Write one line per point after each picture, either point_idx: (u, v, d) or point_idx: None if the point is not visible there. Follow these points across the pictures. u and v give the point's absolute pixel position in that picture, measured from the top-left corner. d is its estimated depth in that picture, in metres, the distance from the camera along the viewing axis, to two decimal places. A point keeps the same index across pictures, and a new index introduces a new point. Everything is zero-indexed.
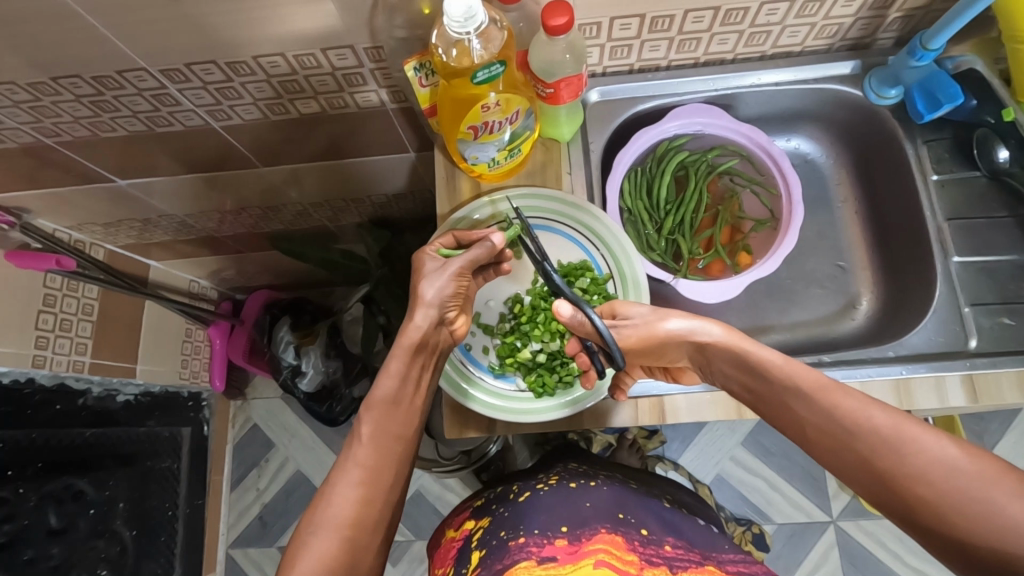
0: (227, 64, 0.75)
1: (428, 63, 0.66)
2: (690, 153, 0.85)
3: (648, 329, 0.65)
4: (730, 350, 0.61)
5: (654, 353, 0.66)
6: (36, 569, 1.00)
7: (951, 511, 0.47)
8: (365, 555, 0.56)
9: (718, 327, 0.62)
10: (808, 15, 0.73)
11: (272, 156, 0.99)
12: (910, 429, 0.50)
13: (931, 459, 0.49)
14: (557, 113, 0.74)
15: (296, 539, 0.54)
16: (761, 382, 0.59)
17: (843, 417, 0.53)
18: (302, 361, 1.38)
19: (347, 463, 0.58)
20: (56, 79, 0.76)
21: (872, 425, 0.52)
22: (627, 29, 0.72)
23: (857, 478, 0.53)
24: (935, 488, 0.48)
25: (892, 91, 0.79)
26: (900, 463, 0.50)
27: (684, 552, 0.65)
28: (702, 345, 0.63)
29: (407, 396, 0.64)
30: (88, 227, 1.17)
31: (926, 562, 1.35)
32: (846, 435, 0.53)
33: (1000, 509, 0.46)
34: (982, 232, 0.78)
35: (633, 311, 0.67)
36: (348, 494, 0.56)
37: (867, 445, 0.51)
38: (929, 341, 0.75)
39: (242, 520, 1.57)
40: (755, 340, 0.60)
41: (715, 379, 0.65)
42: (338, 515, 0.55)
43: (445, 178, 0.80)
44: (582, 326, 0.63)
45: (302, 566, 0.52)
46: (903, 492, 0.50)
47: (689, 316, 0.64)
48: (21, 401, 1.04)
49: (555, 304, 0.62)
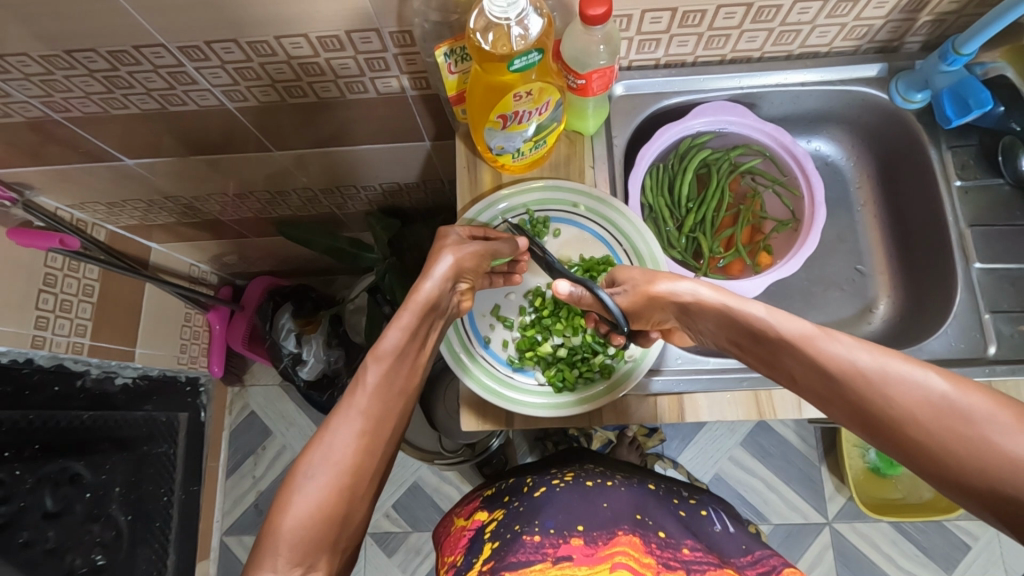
0: (248, 43, 0.73)
1: (460, 49, 0.65)
2: (713, 151, 0.84)
3: (637, 292, 0.65)
4: (714, 309, 0.59)
5: (642, 316, 0.66)
6: (31, 552, 0.98)
7: (942, 451, 0.45)
8: (358, 504, 0.55)
9: (703, 286, 0.60)
10: (839, 15, 0.72)
11: (285, 140, 0.97)
12: (895, 367, 0.48)
13: (917, 398, 0.46)
14: (584, 106, 0.73)
15: (291, 480, 0.52)
16: (747, 335, 0.57)
17: (827, 363, 0.51)
18: (303, 350, 1.36)
19: (350, 412, 0.55)
20: (70, 52, 0.74)
21: (856, 367, 0.49)
22: (658, 22, 0.71)
23: (851, 423, 0.51)
24: (923, 428, 0.45)
25: (920, 95, 0.78)
26: (886, 405, 0.47)
27: (701, 555, 0.65)
28: (687, 305, 0.61)
29: (411, 351, 0.62)
30: (91, 206, 1.15)
31: (920, 566, 1.36)
32: (831, 381, 0.51)
33: (991, 443, 0.43)
34: (1005, 239, 0.78)
35: (626, 276, 0.67)
36: (349, 442, 0.54)
37: (854, 389, 0.49)
38: (949, 346, 0.75)
39: (237, 508, 1.55)
40: (740, 296, 0.58)
41: (703, 336, 0.64)
42: (337, 460, 0.53)
43: (466, 168, 0.79)
44: (581, 300, 0.67)
45: (297, 507, 0.50)
46: (893, 436, 0.47)
47: (679, 278, 0.62)
48: (20, 381, 1.02)
49: (554, 282, 0.66)
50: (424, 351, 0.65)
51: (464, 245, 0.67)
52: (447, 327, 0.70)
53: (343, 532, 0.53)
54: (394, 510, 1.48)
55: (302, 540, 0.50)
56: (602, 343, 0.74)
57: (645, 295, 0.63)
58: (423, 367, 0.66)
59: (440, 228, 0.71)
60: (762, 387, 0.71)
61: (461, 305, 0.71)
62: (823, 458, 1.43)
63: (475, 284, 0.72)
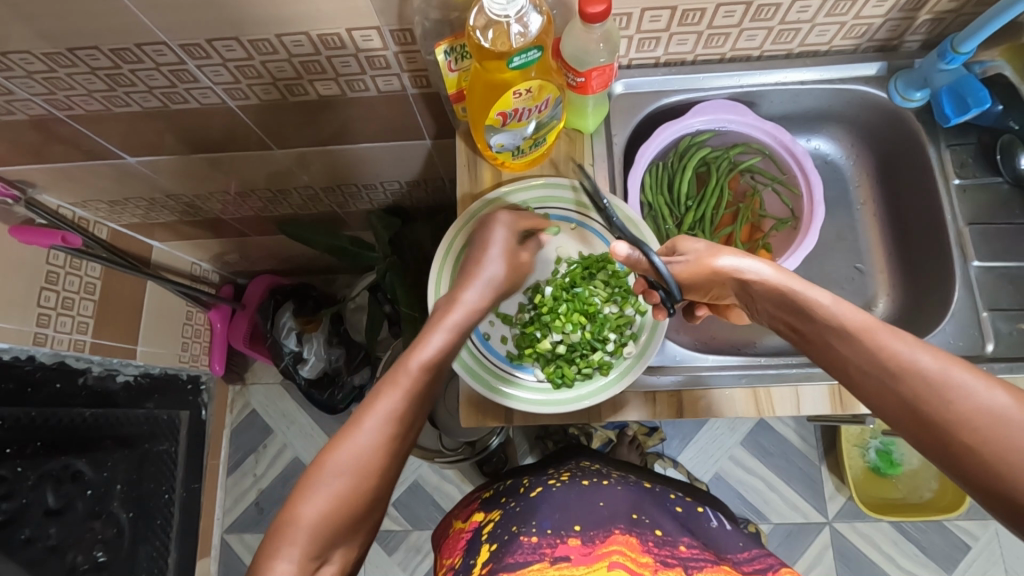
0: (250, 41, 0.74)
1: (460, 47, 0.65)
2: (712, 149, 0.84)
3: (699, 264, 0.61)
4: (775, 291, 0.57)
5: (703, 289, 0.64)
6: (33, 548, 0.98)
7: (994, 460, 0.44)
8: (378, 504, 0.55)
9: (768, 266, 0.57)
10: (839, 13, 0.73)
11: (286, 138, 0.97)
12: (956, 373, 0.47)
13: (979, 407, 0.45)
14: (584, 103, 0.73)
15: (315, 472, 0.52)
16: (802, 319, 0.55)
17: (888, 359, 0.50)
18: (304, 348, 1.37)
19: (377, 412, 0.54)
20: (73, 50, 0.75)
21: (918, 369, 0.48)
22: (657, 21, 0.72)
23: (896, 419, 0.50)
24: (979, 435, 0.45)
25: (918, 94, 0.79)
26: (943, 408, 0.47)
27: (698, 552, 0.65)
28: (747, 283, 0.59)
29: (448, 361, 0.61)
30: (93, 204, 1.15)
31: (920, 566, 1.36)
32: (888, 377, 0.50)
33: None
34: (1003, 237, 0.79)
35: (688, 245, 0.63)
36: (373, 443, 0.53)
37: (910, 388, 0.49)
38: (947, 344, 0.76)
39: (238, 506, 1.55)
40: (805, 280, 0.56)
41: (760, 317, 0.62)
42: (362, 462, 0.53)
43: (466, 166, 0.79)
44: (637, 264, 0.65)
45: (317, 500, 0.51)
46: (944, 438, 0.47)
47: (742, 253, 0.59)
48: (22, 378, 1.02)
49: (614, 245, 0.63)
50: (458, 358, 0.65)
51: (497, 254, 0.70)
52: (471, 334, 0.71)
53: (359, 529, 0.54)
54: (394, 508, 1.48)
55: (319, 534, 0.50)
56: (602, 339, 0.73)
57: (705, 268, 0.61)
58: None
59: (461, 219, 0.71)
60: (760, 384, 0.72)
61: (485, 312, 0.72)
62: (824, 458, 1.43)
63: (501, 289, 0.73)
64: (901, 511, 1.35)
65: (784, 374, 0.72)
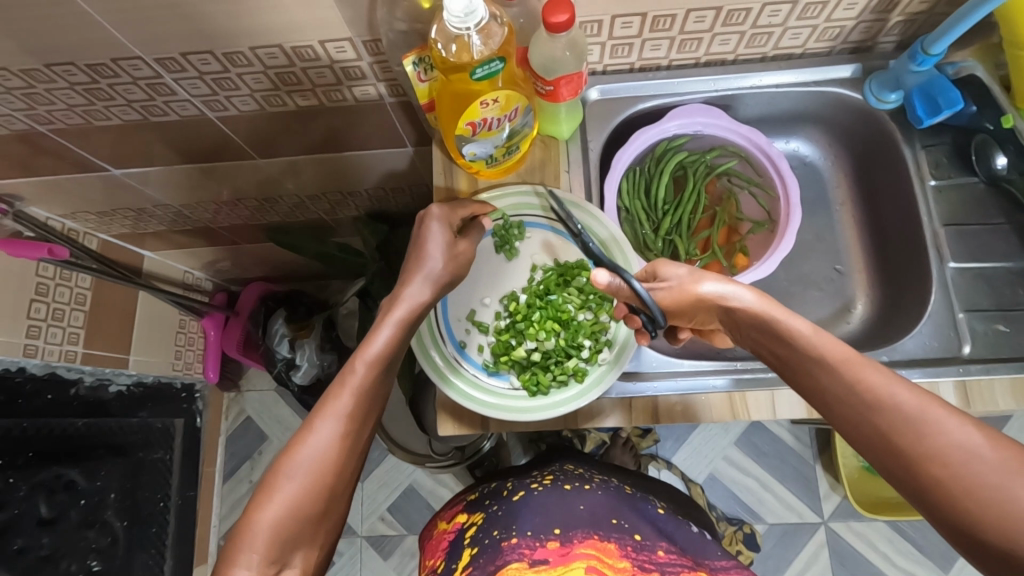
0: (224, 54, 0.74)
1: (427, 58, 0.66)
2: (689, 153, 0.85)
3: (682, 291, 0.62)
4: (757, 317, 0.58)
5: (686, 315, 0.65)
6: (25, 559, 0.99)
7: (964, 497, 0.46)
8: (337, 502, 0.55)
9: (750, 293, 0.58)
10: (810, 17, 0.73)
11: (267, 148, 0.98)
12: (933, 410, 0.48)
13: (952, 444, 0.47)
14: (556, 110, 0.74)
15: (270, 481, 0.53)
16: (782, 348, 0.56)
17: (867, 392, 0.50)
18: (296, 354, 1.36)
19: (330, 414, 0.55)
20: (50, 66, 0.75)
21: (896, 403, 0.49)
22: (628, 27, 0.72)
23: (871, 452, 0.51)
24: (951, 472, 0.46)
25: (892, 95, 0.79)
26: (918, 443, 0.48)
27: (676, 557, 0.66)
28: (732, 310, 0.59)
29: (399, 355, 0.62)
30: (81, 215, 1.16)
31: (915, 565, 1.36)
32: (865, 410, 0.50)
33: (1015, 500, 0.44)
34: (980, 237, 0.79)
35: (670, 272, 0.63)
36: (329, 446, 0.54)
37: (886, 421, 0.49)
38: (925, 346, 0.76)
39: (234, 512, 1.56)
40: (787, 308, 0.56)
41: (742, 343, 0.62)
42: (316, 464, 0.53)
43: (442, 174, 0.80)
44: (619, 291, 0.66)
45: (274, 508, 0.52)
46: (918, 473, 0.48)
47: (723, 277, 0.60)
48: (12, 390, 1.04)
49: (593, 273, 0.63)
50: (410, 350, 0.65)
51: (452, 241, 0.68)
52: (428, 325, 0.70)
53: (321, 529, 0.55)
54: (389, 513, 1.48)
55: (277, 538, 0.51)
56: (576, 346, 0.74)
57: (689, 294, 0.61)
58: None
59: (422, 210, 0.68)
60: (738, 389, 0.72)
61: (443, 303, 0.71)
62: (817, 457, 1.43)
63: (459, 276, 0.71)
64: (897, 510, 1.34)
65: (761, 378, 0.73)
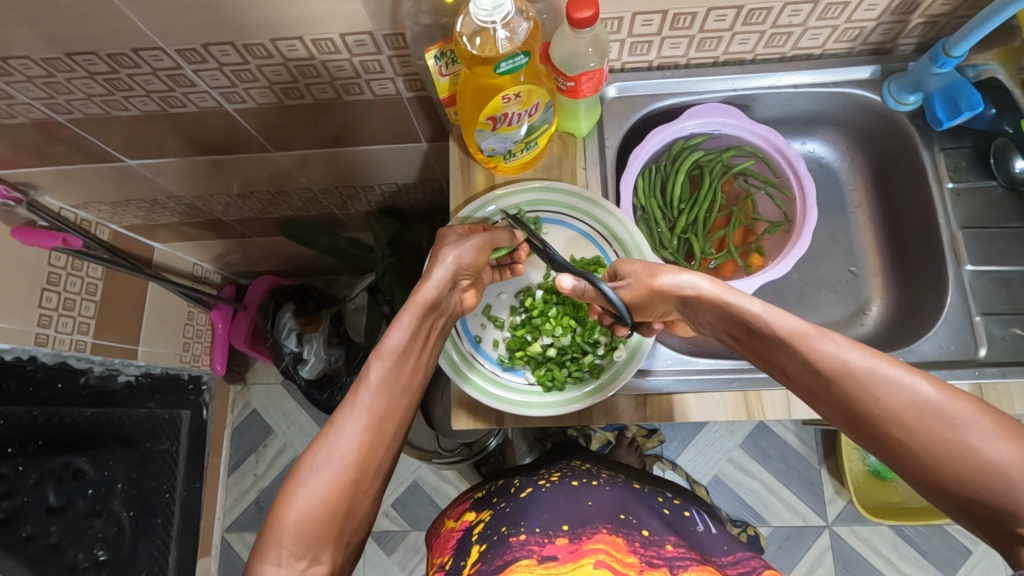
0: (245, 46, 0.75)
1: (450, 52, 0.67)
2: (705, 153, 0.85)
3: (640, 286, 0.66)
4: (713, 302, 0.60)
5: (647, 309, 0.67)
6: (35, 546, 0.97)
7: (926, 454, 0.45)
8: (363, 499, 0.55)
9: (704, 280, 0.61)
10: (831, 17, 0.72)
11: (282, 140, 0.98)
12: (884, 370, 0.48)
13: (906, 401, 0.46)
14: (576, 107, 0.74)
15: (295, 476, 0.53)
16: (743, 330, 0.58)
17: (819, 361, 0.51)
18: (303, 349, 1.37)
19: (355, 408, 0.57)
20: (71, 55, 0.75)
21: (847, 368, 0.49)
22: (649, 25, 0.72)
23: (837, 420, 0.51)
24: (910, 429, 0.46)
25: (912, 97, 0.79)
26: (875, 407, 0.48)
27: (683, 550, 0.65)
28: (689, 299, 0.63)
29: (415, 352, 0.64)
30: (95, 206, 1.16)
31: (920, 570, 1.35)
32: (822, 381, 0.51)
33: (973, 449, 0.43)
34: (998, 241, 0.79)
35: (629, 270, 0.68)
36: (354, 439, 0.55)
37: (842, 388, 0.49)
38: (940, 348, 0.76)
39: (239, 505, 1.56)
40: (740, 291, 0.59)
41: (703, 329, 0.65)
42: (340, 456, 0.54)
43: (460, 170, 0.80)
44: (584, 294, 0.69)
45: (301, 501, 0.52)
46: (881, 436, 0.48)
47: (681, 270, 0.64)
48: (23, 377, 1.02)
49: (558, 279, 0.67)
50: (428, 350, 0.67)
51: (463, 242, 0.70)
52: (451, 327, 0.72)
53: (347, 526, 0.54)
54: (394, 509, 1.48)
55: (304, 534, 0.51)
56: (591, 343, 0.75)
57: (646, 288, 0.65)
58: (428, 367, 0.67)
59: (438, 231, 0.74)
60: (751, 388, 0.72)
61: (464, 301, 0.73)
62: (823, 460, 1.43)
63: (477, 280, 0.74)
64: (902, 515, 1.32)
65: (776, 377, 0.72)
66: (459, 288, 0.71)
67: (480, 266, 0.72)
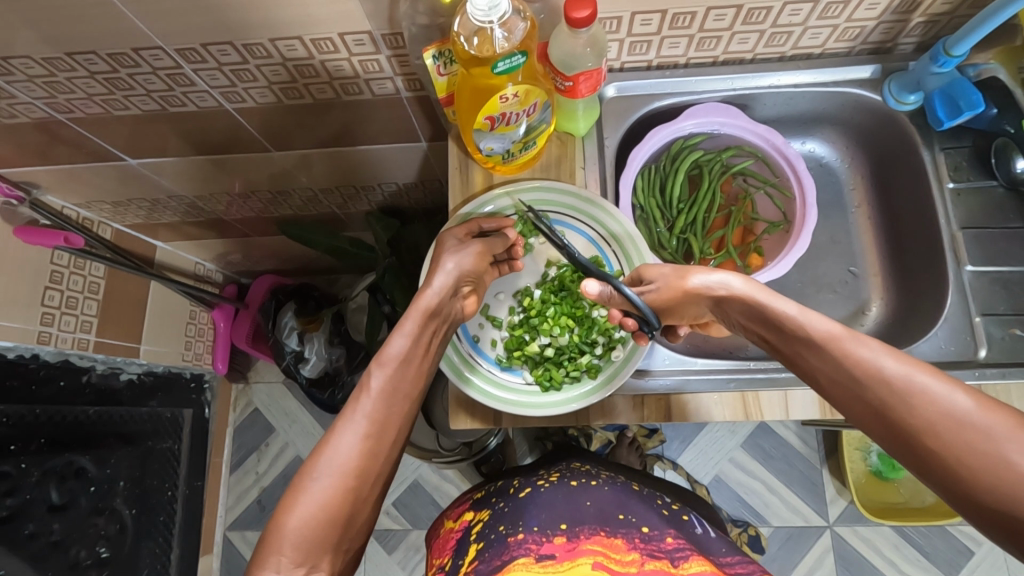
0: (244, 46, 0.75)
1: (448, 52, 0.67)
2: (704, 153, 0.84)
3: (671, 288, 0.66)
4: (745, 302, 0.61)
5: (675, 311, 0.68)
6: (36, 544, 0.98)
7: (957, 464, 0.45)
8: (363, 506, 0.55)
9: (737, 279, 0.62)
10: (830, 16, 0.72)
11: (281, 139, 0.97)
12: (921, 378, 0.48)
13: (941, 410, 0.46)
14: (574, 108, 0.74)
15: (297, 483, 0.54)
16: (773, 331, 0.58)
17: (853, 365, 0.51)
18: (304, 348, 1.37)
19: (356, 416, 0.57)
20: (72, 55, 0.76)
21: (881, 374, 0.50)
22: (647, 24, 0.72)
23: (867, 426, 0.52)
24: (941, 438, 0.46)
25: (912, 97, 0.78)
26: (907, 413, 0.48)
27: (683, 543, 0.66)
28: (721, 299, 0.63)
29: (419, 358, 0.64)
30: (96, 205, 1.17)
31: (922, 571, 1.34)
32: (856, 384, 0.51)
33: (1007, 462, 0.43)
34: (999, 242, 0.79)
35: (655, 275, 0.68)
36: (354, 447, 0.55)
37: (874, 392, 0.50)
38: (939, 349, 0.76)
39: (240, 503, 1.57)
40: (771, 291, 0.59)
41: (736, 330, 0.65)
42: (339, 464, 0.54)
43: (458, 169, 0.80)
44: (612, 299, 0.68)
45: (301, 509, 0.52)
46: (912, 444, 0.48)
47: (712, 270, 0.64)
48: (26, 376, 1.03)
49: (583, 283, 0.67)
50: (430, 356, 0.66)
51: (461, 249, 0.71)
52: (452, 333, 0.72)
53: (347, 534, 0.54)
54: (394, 507, 1.49)
55: (305, 541, 0.51)
56: (589, 343, 0.75)
57: (677, 289, 0.65)
58: (431, 370, 0.67)
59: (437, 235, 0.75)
60: (749, 388, 0.72)
61: (466, 308, 0.73)
62: (824, 461, 1.42)
63: (480, 285, 0.74)
64: (903, 516, 1.32)
65: (774, 378, 0.72)
66: (465, 293, 0.72)
67: (482, 271, 0.73)
